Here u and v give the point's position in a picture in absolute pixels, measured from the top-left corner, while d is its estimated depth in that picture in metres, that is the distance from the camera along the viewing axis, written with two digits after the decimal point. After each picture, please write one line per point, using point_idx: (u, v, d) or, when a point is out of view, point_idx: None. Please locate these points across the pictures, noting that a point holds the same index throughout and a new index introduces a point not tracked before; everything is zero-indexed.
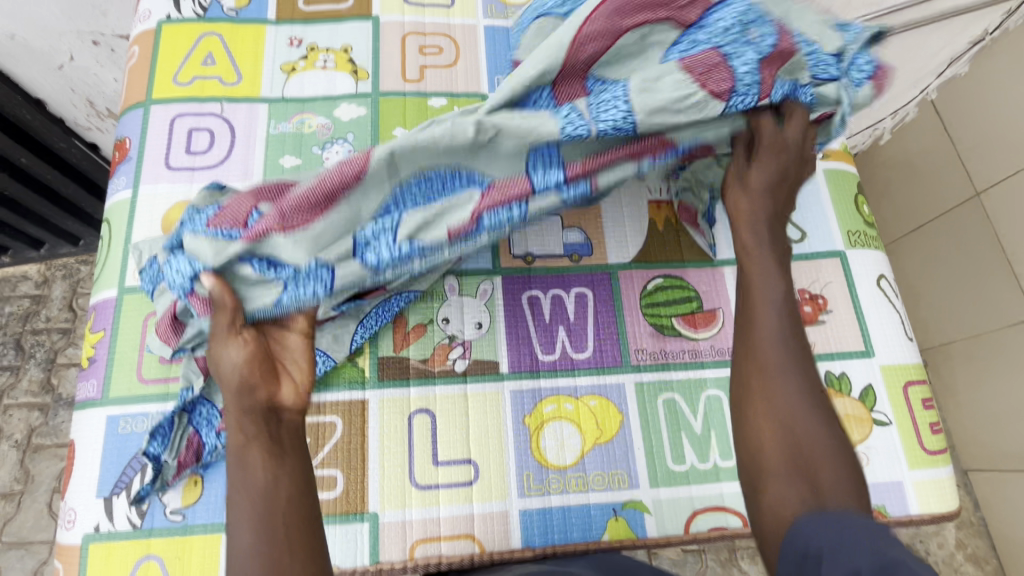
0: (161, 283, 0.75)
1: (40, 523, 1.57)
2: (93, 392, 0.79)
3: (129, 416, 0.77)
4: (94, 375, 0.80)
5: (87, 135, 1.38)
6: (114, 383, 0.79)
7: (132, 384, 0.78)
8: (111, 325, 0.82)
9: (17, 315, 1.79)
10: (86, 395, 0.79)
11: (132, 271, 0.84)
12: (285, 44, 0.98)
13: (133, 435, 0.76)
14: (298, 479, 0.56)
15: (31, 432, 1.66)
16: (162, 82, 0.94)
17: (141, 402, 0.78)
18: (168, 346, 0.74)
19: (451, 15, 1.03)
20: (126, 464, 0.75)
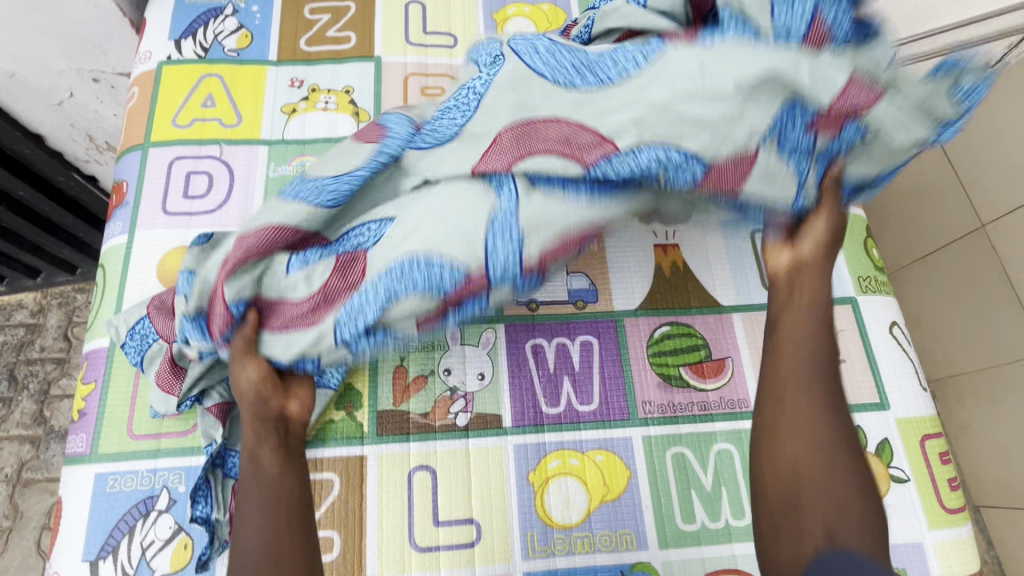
0: (151, 350, 0.76)
1: (28, 562, 1.52)
2: (81, 448, 0.76)
3: (118, 474, 0.74)
4: (83, 429, 0.77)
5: (86, 167, 1.37)
6: (103, 439, 0.76)
7: (123, 440, 0.76)
8: (102, 377, 0.79)
9: (11, 344, 1.76)
10: (74, 451, 0.76)
11: None
12: (286, 85, 0.98)
13: (122, 494, 0.73)
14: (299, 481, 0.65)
15: (22, 466, 1.63)
16: (161, 124, 0.93)
17: (131, 459, 0.75)
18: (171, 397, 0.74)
19: (453, 55, 1.03)
20: (114, 527, 0.72)
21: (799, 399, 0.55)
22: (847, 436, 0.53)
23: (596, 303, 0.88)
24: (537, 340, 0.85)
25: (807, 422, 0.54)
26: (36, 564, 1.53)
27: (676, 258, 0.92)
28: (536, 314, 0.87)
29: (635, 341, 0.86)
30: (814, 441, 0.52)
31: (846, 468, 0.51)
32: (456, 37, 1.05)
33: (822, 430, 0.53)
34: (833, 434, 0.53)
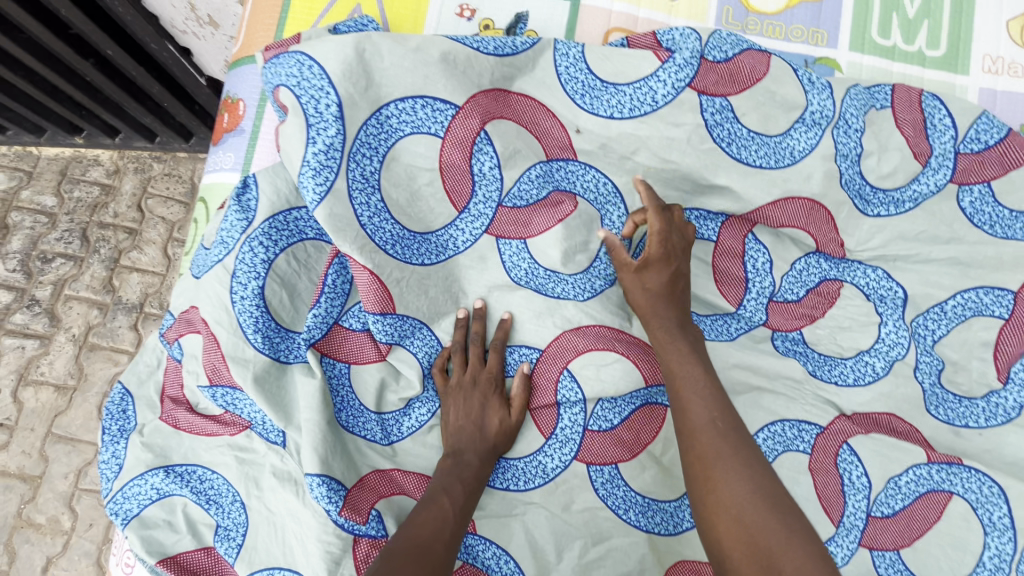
0: (215, 321, 0.64)
1: (89, 424, 1.58)
2: (124, 444, 0.67)
3: (173, 485, 0.65)
4: (124, 437, 0.68)
5: (181, 39, 1.23)
6: (149, 431, 0.67)
7: (173, 433, 0.67)
8: (181, 356, 0.69)
9: (85, 203, 1.72)
10: (117, 459, 0.67)
11: (196, 265, 0.69)
12: (453, 13, 0.76)
13: (173, 509, 0.65)
14: (463, 499, 0.60)
15: (89, 329, 1.64)
16: (299, 23, 0.75)
17: (182, 471, 0.66)
18: (210, 379, 0.65)
19: (674, 12, 0.77)
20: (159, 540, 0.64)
21: (724, 466, 0.54)
22: (741, 440, 0.56)
23: (812, 455, 0.69)
24: None
25: (731, 469, 0.54)
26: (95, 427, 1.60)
27: (916, 435, 0.70)
28: None
29: (827, 489, 0.67)
30: (709, 421, 0.57)
31: (801, 534, 0.48)
32: None
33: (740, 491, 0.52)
34: (709, 385, 0.61)
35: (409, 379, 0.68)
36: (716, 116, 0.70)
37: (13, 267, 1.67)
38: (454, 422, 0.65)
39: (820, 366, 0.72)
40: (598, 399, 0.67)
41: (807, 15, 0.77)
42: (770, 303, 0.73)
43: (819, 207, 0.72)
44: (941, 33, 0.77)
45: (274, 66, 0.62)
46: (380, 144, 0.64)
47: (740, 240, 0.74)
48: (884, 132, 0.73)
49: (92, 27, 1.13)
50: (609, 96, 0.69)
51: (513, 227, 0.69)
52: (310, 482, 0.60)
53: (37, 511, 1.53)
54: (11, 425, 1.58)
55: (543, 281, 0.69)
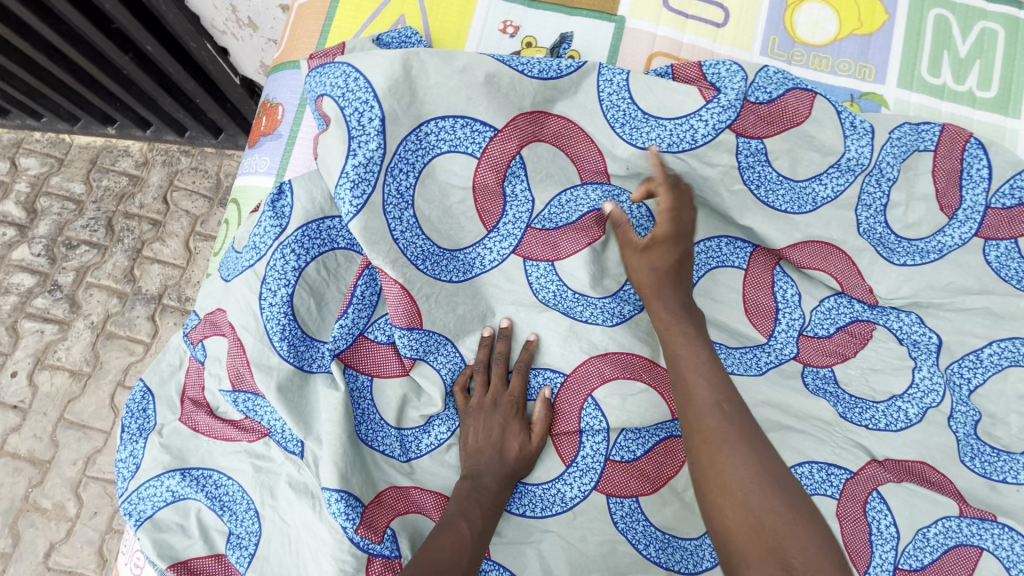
0: (242, 325, 0.63)
1: (101, 412, 1.59)
2: (142, 444, 0.67)
3: (188, 489, 0.65)
4: (144, 436, 0.67)
5: (220, 39, 1.24)
6: (168, 432, 0.67)
7: (192, 436, 0.67)
8: (204, 358, 0.69)
9: (112, 192, 1.75)
10: (135, 458, 0.66)
11: (226, 267, 0.69)
12: (496, 29, 0.75)
13: (185, 513, 0.64)
14: (481, 525, 0.58)
15: (107, 318, 1.66)
16: (340, 35, 0.74)
17: (198, 475, 0.65)
18: (234, 385, 0.65)
19: (719, 39, 0.76)
20: (170, 543, 0.63)
21: (731, 451, 0.51)
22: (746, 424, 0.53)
23: (840, 500, 0.66)
24: None
25: (740, 456, 0.51)
26: (106, 415, 1.60)
27: (951, 487, 0.67)
28: None
29: (855, 536, 0.65)
30: (709, 405, 0.55)
31: (809, 519, 0.47)
32: (729, 13, 0.77)
33: (746, 479, 0.50)
34: (712, 366, 0.57)
35: (432, 397, 0.67)
36: (750, 158, 0.70)
37: (37, 251, 1.69)
38: (472, 442, 0.64)
39: (852, 409, 0.69)
40: (621, 428, 0.66)
41: (855, 48, 0.76)
42: (800, 336, 0.71)
43: (836, 249, 0.71)
44: (992, 74, 0.76)
45: (318, 75, 0.62)
46: (417, 160, 0.64)
47: (767, 271, 0.73)
48: (913, 180, 0.72)
49: (134, 22, 1.14)
50: (649, 131, 0.68)
51: (542, 249, 0.68)
52: (328, 496, 0.59)
53: (44, 496, 1.53)
54: (25, 408, 1.59)
55: (571, 304, 0.68)
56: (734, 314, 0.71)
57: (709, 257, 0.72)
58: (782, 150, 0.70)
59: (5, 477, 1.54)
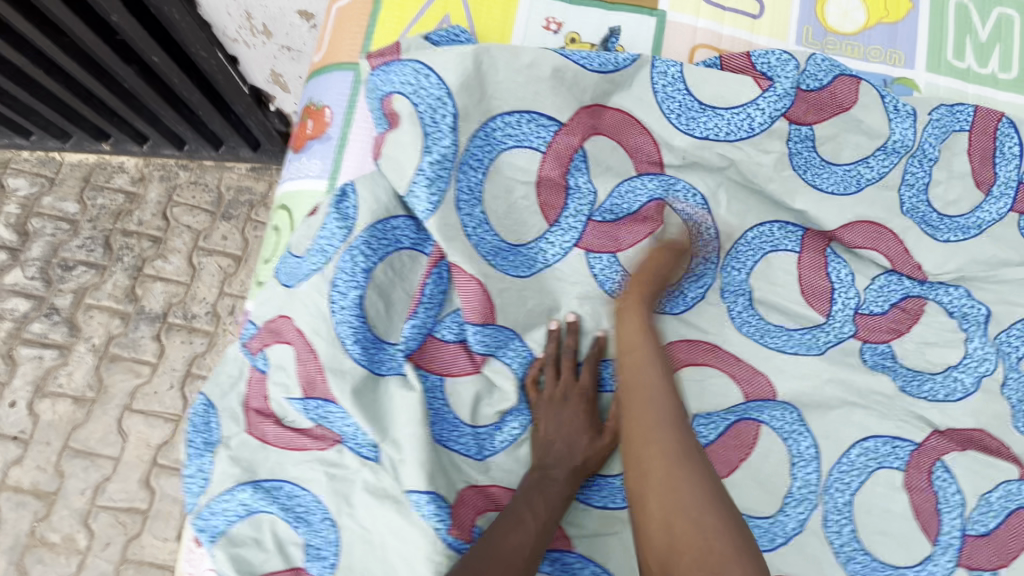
0: (314, 329, 0.63)
1: (108, 438, 1.53)
2: (212, 458, 0.65)
3: (260, 503, 0.63)
4: (210, 451, 0.66)
5: (232, 47, 1.22)
6: (234, 445, 0.65)
7: (259, 447, 0.65)
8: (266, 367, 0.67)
9: (109, 210, 1.69)
10: (204, 472, 0.65)
11: (286, 272, 0.67)
12: (540, 26, 0.76)
13: (258, 527, 0.62)
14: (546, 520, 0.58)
15: (110, 340, 1.60)
16: (384, 37, 0.74)
17: (270, 487, 0.64)
18: (307, 390, 0.64)
19: (756, 30, 0.78)
20: (247, 559, 0.61)
21: (682, 478, 0.51)
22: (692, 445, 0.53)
23: (905, 470, 0.68)
24: (832, 517, 0.67)
25: (690, 483, 0.50)
26: (114, 441, 1.54)
27: (1010, 453, 0.69)
28: (829, 497, 0.68)
29: (922, 505, 0.67)
30: (658, 428, 0.54)
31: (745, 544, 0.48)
32: (764, 4, 0.79)
33: (699, 502, 0.49)
34: (668, 388, 0.56)
35: (505, 391, 0.66)
36: (799, 144, 0.72)
37: (32, 274, 1.62)
38: (548, 439, 0.63)
39: (909, 381, 0.71)
40: (696, 414, 0.70)
41: (884, 36, 0.79)
42: (856, 315, 0.73)
43: (883, 228, 0.73)
44: (1012, 56, 0.79)
45: (386, 73, 0.63)
46: (484, 156, 0.65)
47: (818, 254, 0.74)
48: (953, 159, 0.75)
49: (142, 32, 1.11)
50: (706, 121, 0.70)
51: (603, 239, 0.69)
52: (415, 498, 0.59)
53: (51, 529, 1.46)
54: (26, 438, 1.52)
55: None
56: (790, 297, 0.73)
57: (763, 241, 0.73)
58: (828, 136, 0.72)
59: (8, 512, 1.47)
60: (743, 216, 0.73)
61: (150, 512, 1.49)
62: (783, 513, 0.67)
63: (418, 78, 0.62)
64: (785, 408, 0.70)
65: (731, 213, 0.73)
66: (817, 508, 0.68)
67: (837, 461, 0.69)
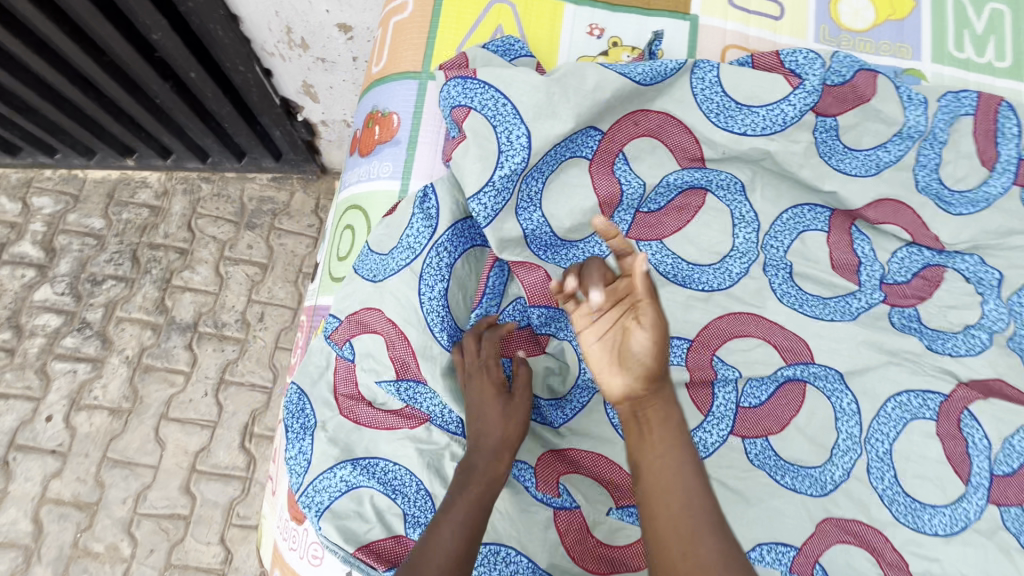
0: (405, 316, 0.70)
1: (146, 447, 1.55)
2: (309, 444, 0.69)
3: (360, 479, 0.68)
4: (308, 435, 0.70)
5: (267, 61, 1.27)
6: (331, 427, 0.70)
7: (354, 428, 0.71)
8: (352, 355, 0.72)
9: (134, 224, 1.72)
10: (303, 454, 0.69)
11: (369, 267, 0.72)
12: (584, 33, 0.83)
13: (360, 500, 0.68)
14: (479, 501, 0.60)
15: (143, 351, 1.62)
16: (444, 49, 0.81)
17: (367, 464, 0.69)
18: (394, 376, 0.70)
19: (779, 30, 0.86)
20: (353, 529, 0.66)
21: (687, 518, 0.48)
22: (708, 486, 0.50)
23: (937, 420, 0.76)
24: (874, 465, 0.74)
25: (708, 534, 0.47)
26: (152, 450, 1.56)
27: None
28: (871, 447, 0.75)
29: (954, 450, 0.75)
30: (688, 498, 0.49)
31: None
32: (784, 7, 0.87)
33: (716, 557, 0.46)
34: (681, 428, 0.53)
35: (570, 366, 0.74)
36: (824, 134, 0.80)
37: (61, 290, 1.65)
38: (470, 403, 0.67)
39: (933, 339, 0.79)
40: (750, 377, 0.77)
41: (892, 32, 0.87)
42: (881, 285, 0.81)
43: (902, 205, 0.81)
44: (1006, 46, 0.88)
45: (464, 87, 0.71)
46: (545, 167, 0.74)
47: (845, 231, 0.82)
48: (960, 142, 0.82)
49: (183, 49, 1.16)
50: (742, 117, 0.77)
51: (649, 228, 0.78)
52: (517, 471, 0.71)
53: (95, 539, 1.48)
54: (64, 451, 1.54)
55: (688, 274, 0.79)
56: (823, 270, 0.81)
57: (797, 222, 0.81)
58: (850, 124, 0.80)
59: (51, 524, 1.49)
60: (777, 200, 0.81)
61: (191, 518, 1.51)
62: (831, 462, 0.74)
63: (491, 99, 0.71)
64: (826, 370, 0.77)
65: (765, 197, 0.81)
66: (860, 459, 0.75)
67: (875, 414, 0.76)
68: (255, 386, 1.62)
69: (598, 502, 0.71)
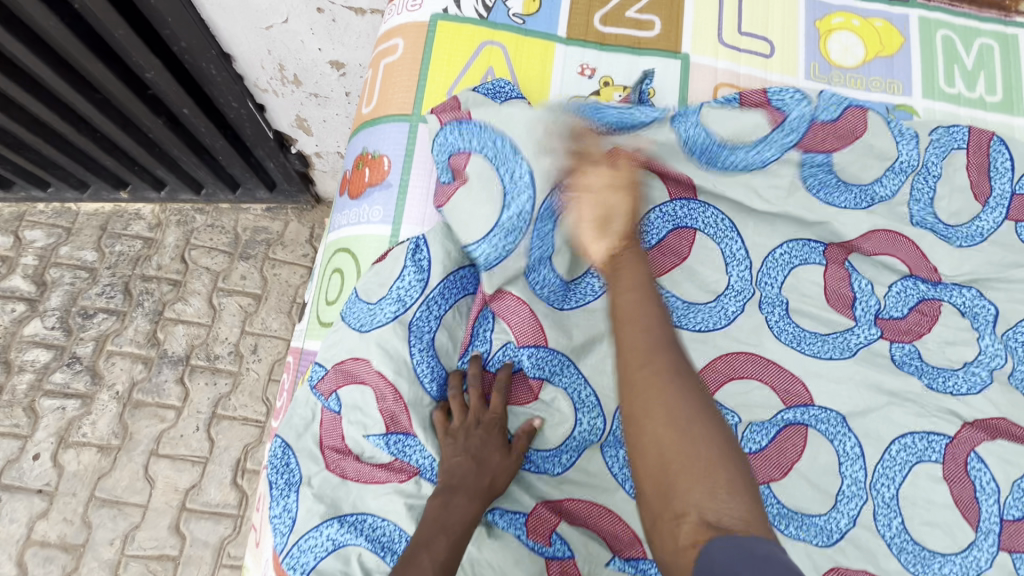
0: (399, 364, 0.69)
1: (135, 485, 1.52)
2: (293, 498, 0.68)
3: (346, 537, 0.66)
4: (291, 492, 0.68)
5: (261, 97, 1.27)
6: (317, 482, 0.68)
7: (340, 483, 0.68)
8: (338, 408, 0.71)
9: (127, 256, 1.71)
10: (288, 512, 0.67)
11: (356, 316, 0.71)
12: (575, 72, 0.83)
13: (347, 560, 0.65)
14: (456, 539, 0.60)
15: (133, 386, 1.60)
16: (435, 92, 0.81)
17: (354, 521, 0.66)
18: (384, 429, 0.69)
19: (770, 68, 0.86)
20: None
21: (650, 387, 0.53)
22: (704, 399, 0.52)
23: (943, 462, 0.74)
24: (880, 511, 0.72)
25: (675, 393, 0.52)
26: (141, 488, 1.53)
27: None
28: (876, 492, 0.73)
29: (961, 494, 0.72)
30: (666, 389, 0.52)
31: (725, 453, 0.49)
32: (774, 45, 0.87)
33: (687, 415, 0.50)
34: (669, 338, 0.56)
35: (564, 412, 0.71)
36: (812, 170, 0.79)
37: (52, 324, 1.63)
38: (451, 459, 0.65)
39: (931, 377, 0.77)
40: (750, 420, 0.75)
41: (882, 68, 0.87)
42: (877, 319, 0.80)
43: (900, 236, 0.80)
44: (996, 81, 0.88)
45: (461, 131, 0.72)
46: (545, 209, 0.73)
47: (840, 265, 0.80)
48: (954, 174, 0.82)
49: (176, 87, 1.16)
50: (724, 156, 0.77)
51: None
52: (494, 517, 0.68)
53: None
54: (51, 491, 1.50)
55: (683, 313, 0.77)
56: (819, 305, 0.79)
57: (791, 257, 0.80)
58: (844, 162, 0.79)
59: (36, 568, 1.44)
60: (773, 238, 0.80)
61: (180, 559, 1.47)
62: (836, 510, 0.72)
63: (494, 140, 0.72)
64: (826, 412, 0.75)
65: (760, 236, 0.80)
66: (866, 505, 0.73)
67: (879, 457, 0.74)
68: (248, 420, 1.59)
69: (595, 553, 0.69)
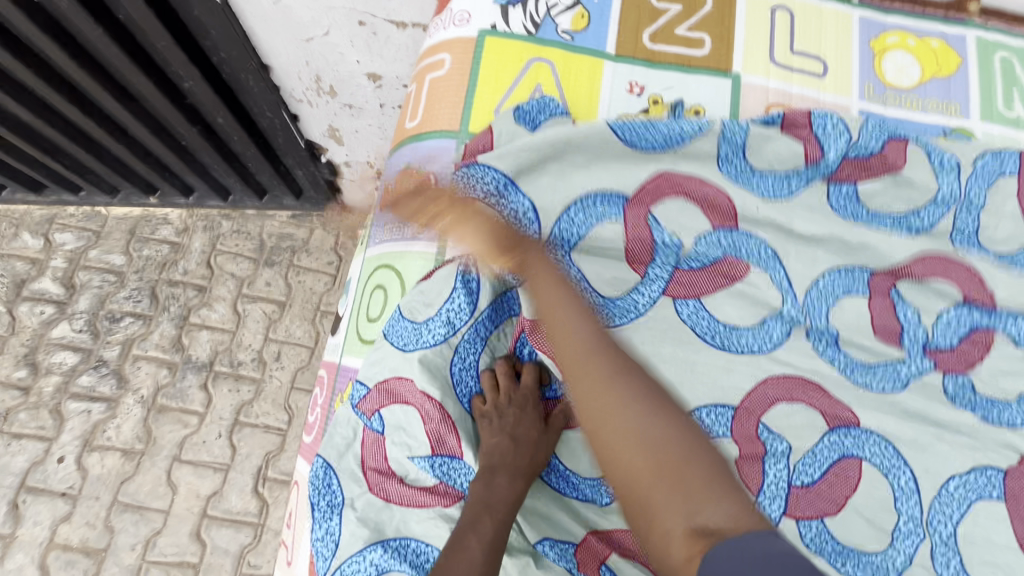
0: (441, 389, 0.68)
1: (157, 490, 1.51)
2: (336, 520, 0.66)
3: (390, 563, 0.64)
4: (336, 514, 0.67)
5: (295, 107, 1.27)
6: (360, 504, 0.67)
7: (383, 506, 0.67)
8: (382, 427, 0.69)
9: (154, 261, 1.72)
10: (331, 535, 0.66)
11: (402, 334, 0.70)
12: (624, 90, 0.82)
13: None
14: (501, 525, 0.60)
15: (158, 390, 1.60)
16: (482, 108, 0.80)
17: (398, 547, 0.65)
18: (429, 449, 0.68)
19: (823, 88, 0.84)
20: None
21: (586, 387, 0.56)
22: (648, 395, 0.55)
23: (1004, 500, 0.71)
24: (938, 550, 0.69)
25: (594, 393, 0.54)
26: (163, 494, 1.52)
27: None
28: (933, 530, 0.70)
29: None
30: (599, 385, 0.55)
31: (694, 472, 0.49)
32: (827, 64, 0.85)
33: (622, 417, 0.52)
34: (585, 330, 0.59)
35: None
36: (844, 202, 0.78)
37: (79, 327, 1.64)
38: (488, 441, 0.66)
39: (986, 410, 0.75)
40: (803, 451, 0.72)
41: (938, 90, 0.85)
42: (927, 349, 0.77)
43: (952, 265, 0.78)
44: None
45: (478, 166, 0.70)
46: (576, 233, 0.72)
47: (885, 295, 0.77)
48: (1003, 199, 0.79)
49: (212, 96, 1.16)
50: (758, 185, 0.78)
51: (686, 290, 0.75)
52: (542, 547, 0.68)
53: None
54: (75, 494, 1.50)
55: (728, 336, 0.75)
56: (869, 337, 0.77)
57: (839, 286, 0.77)
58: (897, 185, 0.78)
59: (58, 572, 1.44)
60: (825, 262, 0.78)
61: (201, 567, 1.46)
62: (892, 547, 0.69)
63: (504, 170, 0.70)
64: (881, 444, 0.73)
65: (812, 259, 0.77)
66: (923, 543, 0.70)
67: (936, 493, 0.71)
68: (270, 428, 1.59)
69: None
